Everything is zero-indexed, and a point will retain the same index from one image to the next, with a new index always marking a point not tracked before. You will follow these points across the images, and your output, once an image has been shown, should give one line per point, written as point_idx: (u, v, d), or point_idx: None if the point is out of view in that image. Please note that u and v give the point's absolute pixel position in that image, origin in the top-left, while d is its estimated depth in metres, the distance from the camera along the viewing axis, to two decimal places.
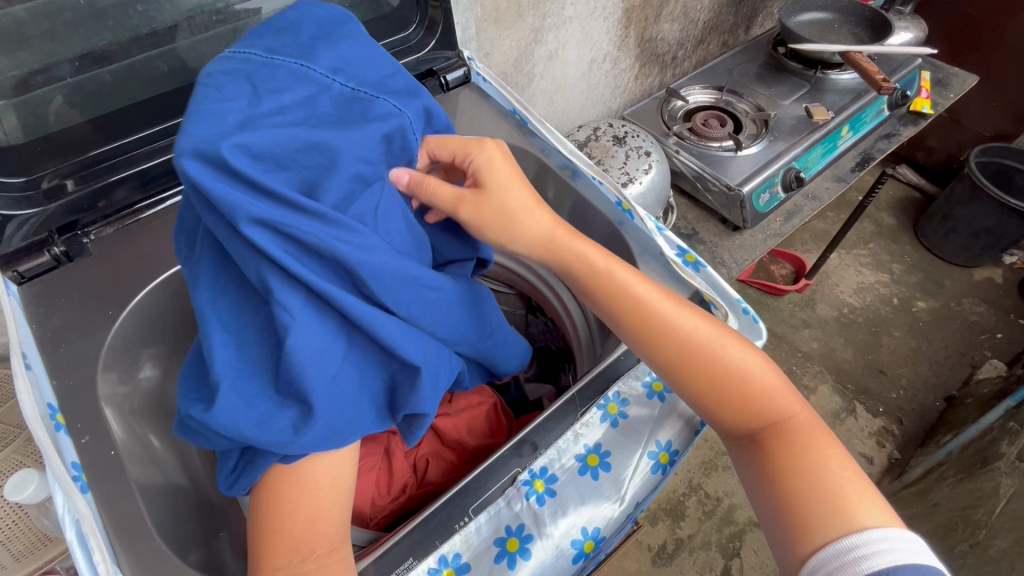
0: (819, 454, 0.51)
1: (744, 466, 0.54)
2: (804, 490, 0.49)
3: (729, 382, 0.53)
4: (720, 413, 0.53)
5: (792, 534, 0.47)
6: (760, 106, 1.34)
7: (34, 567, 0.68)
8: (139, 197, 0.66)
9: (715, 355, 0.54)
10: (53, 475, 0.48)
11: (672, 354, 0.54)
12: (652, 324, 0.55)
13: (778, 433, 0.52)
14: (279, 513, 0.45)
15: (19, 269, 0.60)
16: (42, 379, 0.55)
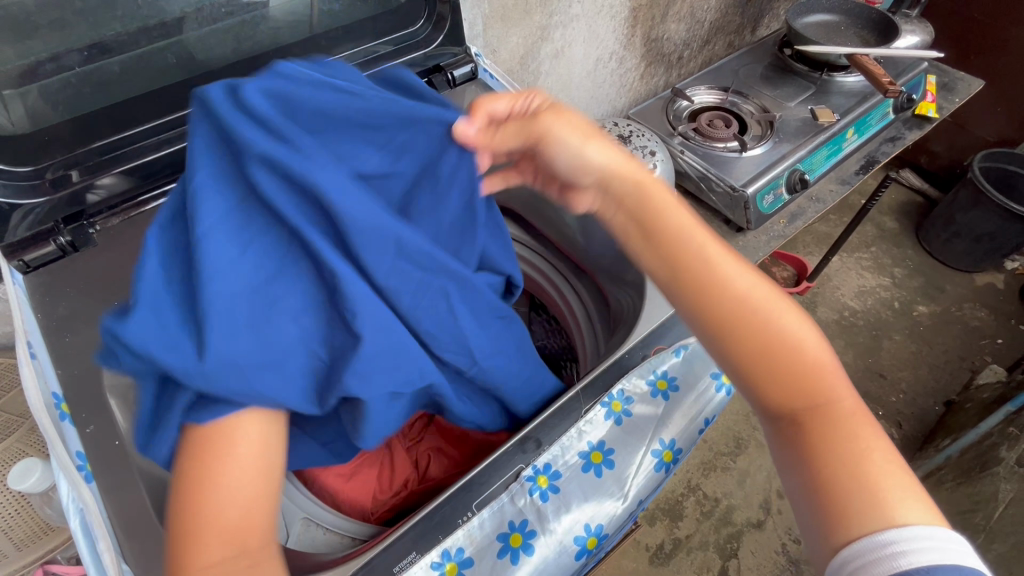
0: (862, 443, 0.45)
1: (779, 446, 0.49)
2: (843, 476, 0.44)
3: (777, 349, 0.49)
4: (762, 383, 0.49)
5: (828, 522, 0.43)
6: (765, 108, 1.34)
7: (35, 557, 0.68)
8: (143, 189, 0.66)
9: (766, 320, 0.49)
10: (56, 463, 0.48)
11: (723, 311, 0.50)
12: (706, 278, 0.51)
13: (820, 414, 0.47)
14: (195, 513, 0.39)
15: (25, 259, 0.61)
16: (47, 368, 0.55)
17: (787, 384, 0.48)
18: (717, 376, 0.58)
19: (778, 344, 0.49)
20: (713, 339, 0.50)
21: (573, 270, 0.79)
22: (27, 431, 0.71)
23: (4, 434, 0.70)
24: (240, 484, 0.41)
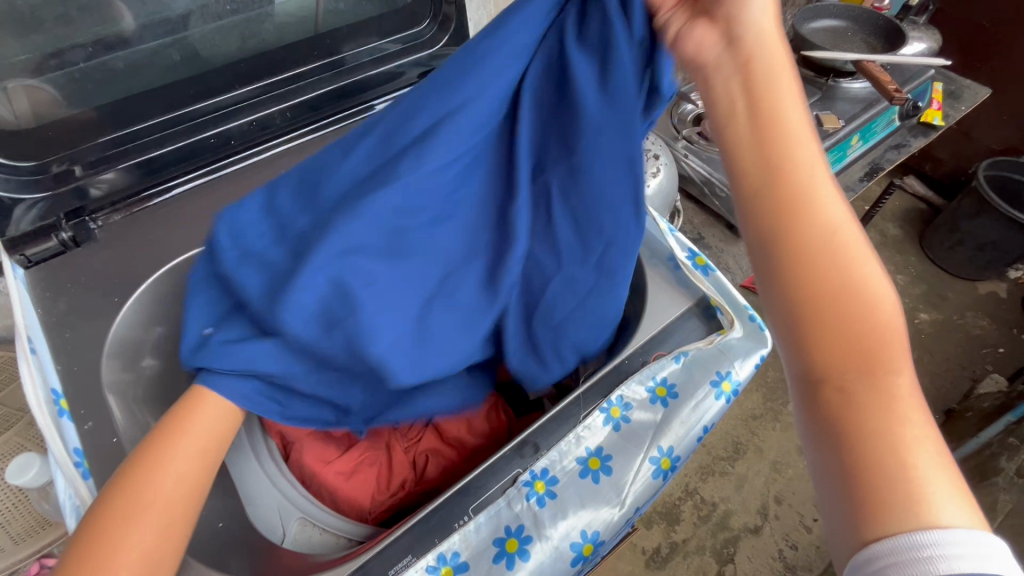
0: (912, 430, 0.36)
1: (810, 411, 0.40)
2: (885, 461, 0.35)
3: (850, 298, 0.39)
4: (816, 334, 0.39)
5: (857, 508, 0.35)
6: None
7: (32, 551, 0.68)
8: (145, 185, 0.66)
9: (847, 264, 0.40)
10: (54, 458, 0.48)
11: (805, 236, 0.40)
12: (795, 194, 0.41)
13: (876, 388, 0.38)
14: (138, 470, 0.45)
15: (26, 253, 0.61)
16: (47, 363, 0.55)
17: (850, 343, 0.39)
18: (717, 384, 0.58)
19: (854, 294, 0.39)
20: (775, 272, 0.41)
21: None
22: (26, 425, 0.71)
23: (3, 428, 0.70)
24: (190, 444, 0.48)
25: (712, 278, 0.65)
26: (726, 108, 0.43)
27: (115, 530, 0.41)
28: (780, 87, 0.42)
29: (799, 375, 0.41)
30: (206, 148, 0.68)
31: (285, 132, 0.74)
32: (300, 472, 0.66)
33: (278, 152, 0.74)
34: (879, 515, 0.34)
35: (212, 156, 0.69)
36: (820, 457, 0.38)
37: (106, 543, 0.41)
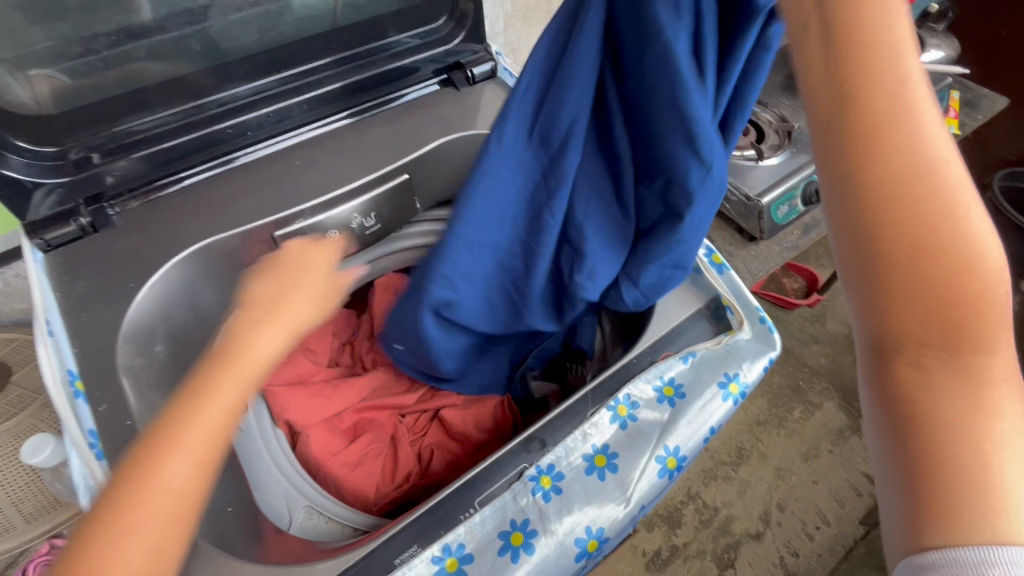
0: (998, 424, 0.30)
1: (888, 392, 0.32)
2: (959, 459, 0.29)
3: (952, 255, 0.29)
4: (901, 302, 0.30)
5: (917, 510, 0.30)
6: (784, 117, 1.33)
7: (43, 531, 0.70)
8: (156, 175, 0.67)
9: (943, 204, 0.30)
10: (68, 438, 0.50)
11: (894, 168, 0.30)
12: (882, 114, 0.30)
13: (965, 372, 0.30)
14: (250, 332, 0.43)
15: (46, 238, 0.62)
16: (64, 346, 0.56)
17: (937, 312, 0.30)
18: (725, 385, 0.57)
19: (951, 245, 0.30)
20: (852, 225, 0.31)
21: None
22: (39, 406, 0.72)
23: (17, 409, 0.71)
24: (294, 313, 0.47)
25: (726, 278, 0.64)
26: (799, 13, 0.32)
27: (156, 436, 0.38)
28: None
29: (871, 348, 0.33)
30: (223, 137, 0.69)
31: (301, 123, 0.75)
32: (308, 462, 0.67)
33: (292, 144, 0.75)
34: (940, 520, 0.29)
35: (228, 145, 0.70)
36: (889, 447, 0.32)
37: (166, 447, 0.38)
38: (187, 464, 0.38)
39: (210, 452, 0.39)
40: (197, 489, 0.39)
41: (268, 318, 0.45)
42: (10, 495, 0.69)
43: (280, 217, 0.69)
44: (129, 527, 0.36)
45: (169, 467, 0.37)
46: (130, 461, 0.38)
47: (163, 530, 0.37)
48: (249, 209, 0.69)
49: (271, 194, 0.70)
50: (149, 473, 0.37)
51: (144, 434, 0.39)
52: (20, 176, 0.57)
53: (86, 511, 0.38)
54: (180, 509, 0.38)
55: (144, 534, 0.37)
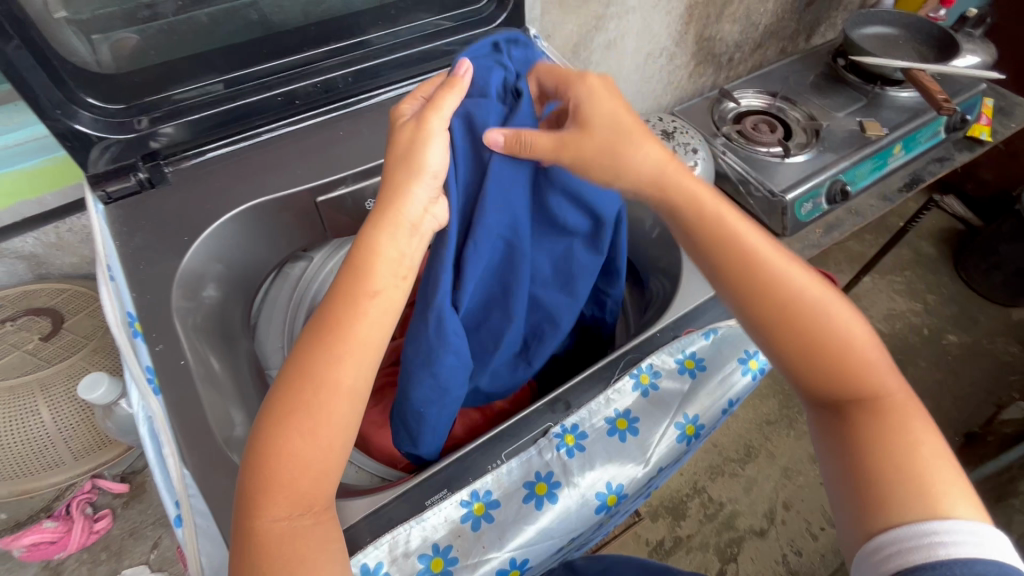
0: (910, 436, 0.49)
1: (823, 437, 0.54)
2: (886, 464, 0.48)
3: (828, 344, 0.53)
4: (811, 384, 0.54)
5: (867, 511, 0.47)
6: (813, 115, 1.33)
7: (89, 467, 0.76)
8: (192, 143, 0.69)
9: (822, 326, 0.53)
10: (129, 374, 0.53)
11: (768, 304, 0.53)
12: (763, 275, 0.54)
13: (864, 410, 0.51)
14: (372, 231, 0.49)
15: (107, 191, 0.66)
16: (123, 290, 0.60)
17: (838, 383, 0.53)
18: (744, 361, 0.60)
19: (831, 348, 0.53)
20: (773, 345, 0.54)
21: None
22: (90, 351, 0.75)
23: (69, 352, 0.75)
24: (428, 159, 0.51)
25: None
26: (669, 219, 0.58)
27: (324, 340, 0.46)
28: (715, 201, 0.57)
29: (818, 411, 0.55)
30: (273, 105, 0.71)
31: (346, 95, 0.77)
32: None
33: (336, 115, 0.78)
34: (885, 507, 0.46)
35: (276, 113, 0.73)
36: (837, 468, 0.51)
37: (324, 350, 0.46)
38: (344, 358, 0.46)
39: (377, 337, 0.48)
40: (363, 385, 0.47)
41: (406, 170, 0.51)
42: (61, 433, 0.74)
43: (323, 183, 0.72)
44: (315, 429, 0.44)
45: (344, 370, 0.46)
46: (296, 369, 0.46)
47: (347, 414, 0.46)
48: (295, 174, 0.72)
49: (316, 161, 0.74)
50: (321, 377, 0.45)
51: (307, 337, 0.47)
52: (90, 131, 0.60)
53: (260, 420, 0.45)
54: (350, 404, 0.46)
55: (320, 434, 0.45)
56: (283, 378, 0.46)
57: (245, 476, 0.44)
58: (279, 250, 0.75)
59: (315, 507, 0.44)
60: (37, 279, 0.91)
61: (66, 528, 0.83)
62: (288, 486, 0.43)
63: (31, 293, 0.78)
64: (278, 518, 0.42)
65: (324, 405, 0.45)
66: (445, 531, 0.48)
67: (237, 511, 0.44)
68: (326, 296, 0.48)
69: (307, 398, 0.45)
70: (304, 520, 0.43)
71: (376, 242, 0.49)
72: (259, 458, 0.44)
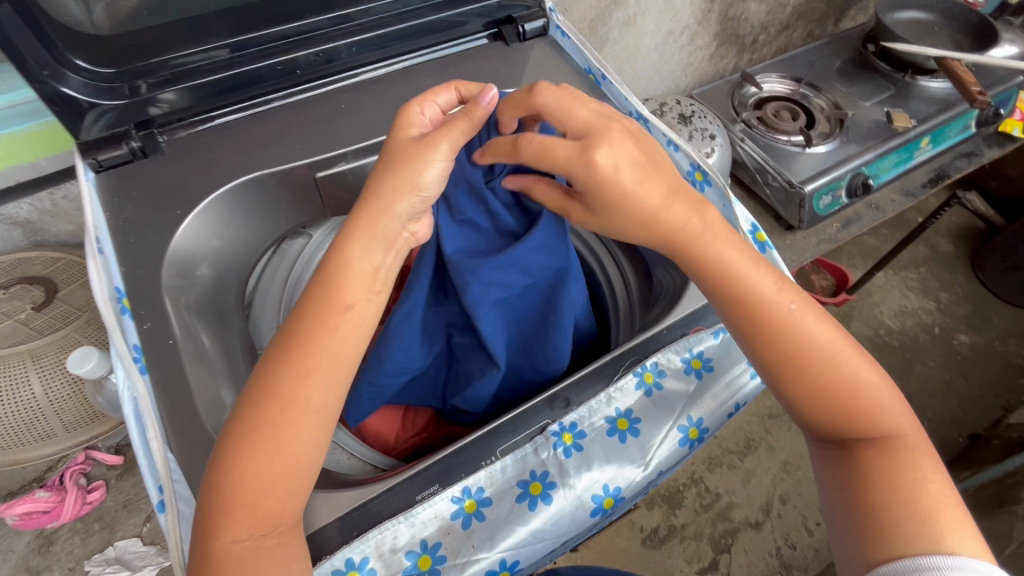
0: (919, 472, 0.47)
1: (825, 470, 0.51)
2: (893, 500, 0.46)
3: (837, 389, 0.50)
4: (816, 420, 0.51)
5: (869, 540, 0.45)
6: (838, 104, 1.27)
7: (82, 438, 0.76)
8: (189, 111, 0.67)
9: (828, 370, 0.50)
10: (114, 351, 0.52)
11: (785, 351, 0.50)
12: (772, 323, 0.50)
13: (876, 448, 0.49)
14: (347, 242, 0.48)
15: (98, 158, 0.63)
16: (112, 264, 0.58)
17: (844, 422, 0.50)
18: None
19: (839, 390, 0.50)
20: (780, 385, 0.51)
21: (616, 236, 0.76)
22: (83, 322, 0.74)
23: (61, 323, 0.73)
24: (428, 178, 0.49)
25: (769, 256, 0.65)
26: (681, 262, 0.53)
27: (293, 356, 0.45)
28: (712, 248, 0.51)
29: (819, 445, 0.53)
30: (274, 74, 0.68)
31: (348, 66, 0.74)
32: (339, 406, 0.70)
33: (338, 87, 0.75)
34: (883, 541, 0.44)
35: (275, 82, 0.69)
36: (840, 500, 0.49)
37: (294, 371, 0.45)
38: (313, 377, 0.45)
39: (347, 351, 0.47)
40: (333, 402, 0.46)
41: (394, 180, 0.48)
42: (53, 405, 0.73)
43: (322, 158, 0.68)
44: (283, 449, 0.44)
45: (311, 388, 0.45)
46: (263, 387, 0.45)
47: (314, 432, 0.45)
48: (292, 148, 0.69)
49: (315, 135, 0.70)
50: (289, 395, 0.44)
51: (276, 352, 0.46)
52: (79, 95, 0.57)
53: (224, 434, 0.44)
54: (314, 422, 0.45)
55: (287, 453, 0.44)
56: (250, 395, 0.45)
57: (206, 490, 0.43)
58: (277, 226, 0.72)
59: (279, 526, 0.43)
60: (32, 246, 0.89)
61: (60, 498, 0.83)
62: (247, 504, 0.42)
63: (25, 260, 0.76)
64: (242, 535, 0.42)
65: (291, 423, 0.44)
66: (434, 528, 0.47)
67: (200, 521, 0.43)
68: (300, 307, 0.47)
69: (272, 415, 0.44)
70: (268, 540, 0.42)
71: (348, 257, 0.47)
72: (223, 470, 0.43)
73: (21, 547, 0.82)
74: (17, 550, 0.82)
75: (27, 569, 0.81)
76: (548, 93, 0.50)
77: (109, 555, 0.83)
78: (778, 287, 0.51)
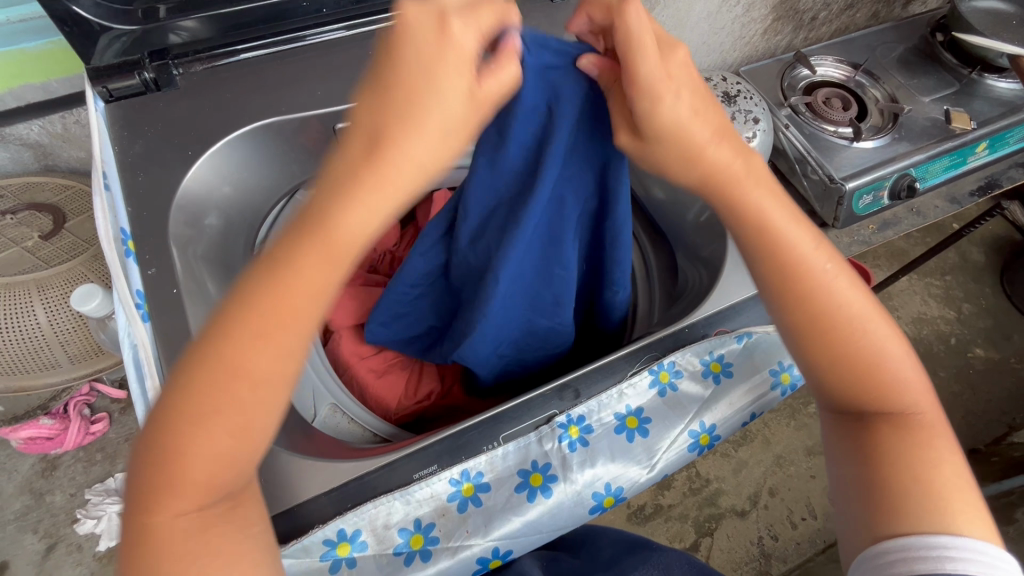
0: (933, 451, 0.45)
1: (834, 440, 0.49)
2: (904, 476, 0.44)
3: (861, 361, 0.47)
4: (835, 390, 0.48)
5: (876, 511, 0.44)
6: (894, 97, 1.19)
7: (85, 372, 0.76)
8: (207, 40, 0.62)
9: (855, 338, 0.46)
10: (117, 296, 0.50)
11: (815, 316, 0.46)
12: (807, 286, 0.46)
13: (893, 422, 0.46)
14: (339, 203, 0.35)
15: (108, 88, 0.60)
16: (118, 203, 0.56)
17: (864, 395, 0.47)
18: (776, 373, 0.54)
19: (862, 354, 0.47)
20: (802, 352, 0.48)
21: (648, 227, 0.75)
22: (90, 256, 0.72)
23: (68, 255, 0.72)
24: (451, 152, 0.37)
25: None
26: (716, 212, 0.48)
27: (258, 328, 0.36)
28: (753, 196, 0.46)
29: (833, 416, 0.50)
30: (299, 11, 0.62)
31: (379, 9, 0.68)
32: (337, 359, 0.68)
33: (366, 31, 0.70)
34: (894, 514, 0.43)
35: (302, 19, 0.64)
36: (851, 475, 0.47)
37: (245, 330, 0.36)
38: (269, 336, 0.36)
39: (303, 305, 0.37)
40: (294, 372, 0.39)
41: (407, 125, 0.35)
42: (58, 335, 0.72)
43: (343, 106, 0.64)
44: (242, 430, 0.37)
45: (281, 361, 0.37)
46: (212, 349, 0.37)
47: (272, 405, 0.38)
48: (312, 94, 0.65)
49: (336, 82, 0.66)
50: (253, 372, 0.36)
51: (234, 320, 0.36)
52: (89, 17, 0.52)
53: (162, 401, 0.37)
54: (275, 391, 0.38)
55: (246, 436, 0.37)
56: (186, 358, 0.37)
57: (145, 457, 0.37)
58: (292, 175, 0.68)
59: (232, 492, 0.39)
60: (43, 170, 0.87)
61: (62, 426, 0.84)
62: (203, 483, 0.37)
63: (36, 185, 0.75)
64: (190, 501, 0.37)
65: (240, 393, 0.36)
66: (429, 508, 0.46)
67: (137, 486, 0.37)
68: (269, 265, 0.37)
69: (237, 393, 0.36)
70: (216, 510, 0.38)
71: (336, 207, 0.35)
72: (170, 447, 0.36)
73: (24, 469, 0.84)
74: (21, 472, 0.84)
75: (30, 490, 0.83)
76: (640, 21, 0.38)
77: (109, 485, 0.85)
78: (814, 241, 0.47)
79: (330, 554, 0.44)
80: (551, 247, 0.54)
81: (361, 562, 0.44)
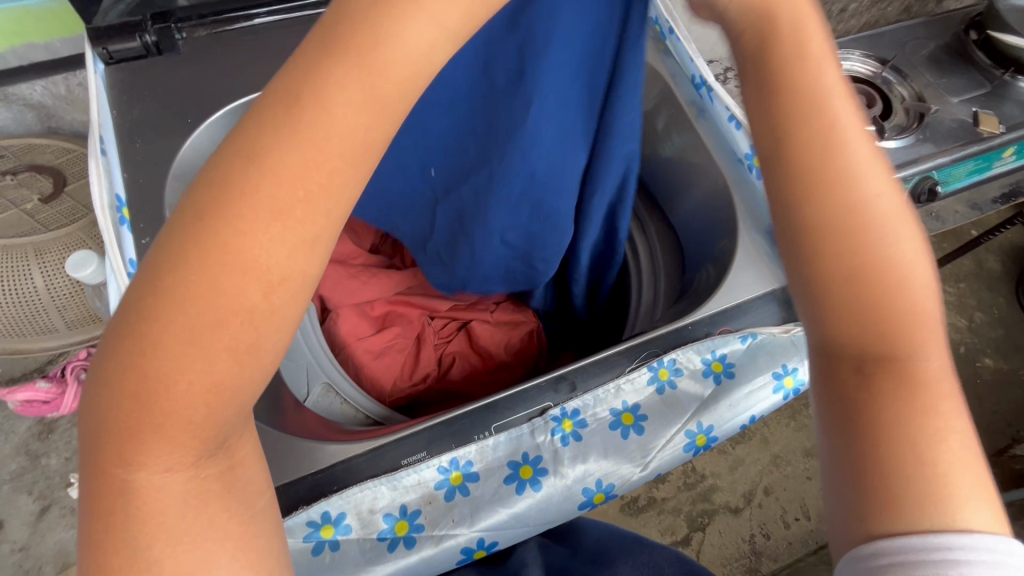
0: (941, 420, 0.30)
1: (822, 394, 0.33)
2: (903, 441, 0.29)
3: (877, 274, 0.32)
4: (842, 316, 0.32)
5: (865, 501, 0.29)
6: (922, 96, 1.15)
7: (82, 338, 0.75)
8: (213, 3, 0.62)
9: (874, 234, 0.32)
10: (109, 265, 0.49)
11: (828, 197, 0.32)
12: (827, 152, 0.32)
13: (907, 378, 0.31)
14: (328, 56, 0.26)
15: (109, 49, 0.58)
16: (115, 168, 0.54)
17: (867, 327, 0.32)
18: (780, 377, 0.53)
19: (879, 270, 0.32)
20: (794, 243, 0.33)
21: (660, 221, 0.74)
22: (89, 222, 0.71)
23: (67, 220, 0.71)
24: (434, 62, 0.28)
25: None
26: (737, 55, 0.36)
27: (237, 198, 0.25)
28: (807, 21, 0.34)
29: (818, 354, 0.34)
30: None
31: None
32: (333, 337, 0.66)
33: None
34: (889, 504, 0.28)
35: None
36: (834, 452, 0.32)
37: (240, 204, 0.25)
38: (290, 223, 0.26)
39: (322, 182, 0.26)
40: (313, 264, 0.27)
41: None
42: (55, 301, 0.71)
43: None
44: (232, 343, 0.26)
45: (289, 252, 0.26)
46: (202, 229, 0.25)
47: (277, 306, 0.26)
48: None
49: None
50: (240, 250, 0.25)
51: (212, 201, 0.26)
52: None
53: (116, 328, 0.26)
54: (302, 292, 0.27)
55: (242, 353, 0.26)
56: (175, 238, 0.26)
57: (98, 410, 0.26)
58: None
59: (222, 444, 0.28)
60: (47, 133, 0.86)
61: (59, 391, 0.78)
62: (198, 422, 0.26)
63: (38, 147, 0.74)
64: (177, 449, 0.26)
65: (248, 297, 0.25)
66: (415, 495, 0.45)
67: (100, 437, 0.26)
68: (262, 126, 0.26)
69: (246, 296, 0.25)
70: (210, 466, 0.28)
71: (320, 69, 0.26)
72: (130, 395, 0.26)
73: (22, 431, 0.81)
74: (19, 434, 0.80)
75: (26, 452, 0.80)
76: None
77: None
78: (852, 108, 0.33)
79: (314, 536, 0.43)
80: (543, 173, 0.52)
81: (344, 545, 0.44)
